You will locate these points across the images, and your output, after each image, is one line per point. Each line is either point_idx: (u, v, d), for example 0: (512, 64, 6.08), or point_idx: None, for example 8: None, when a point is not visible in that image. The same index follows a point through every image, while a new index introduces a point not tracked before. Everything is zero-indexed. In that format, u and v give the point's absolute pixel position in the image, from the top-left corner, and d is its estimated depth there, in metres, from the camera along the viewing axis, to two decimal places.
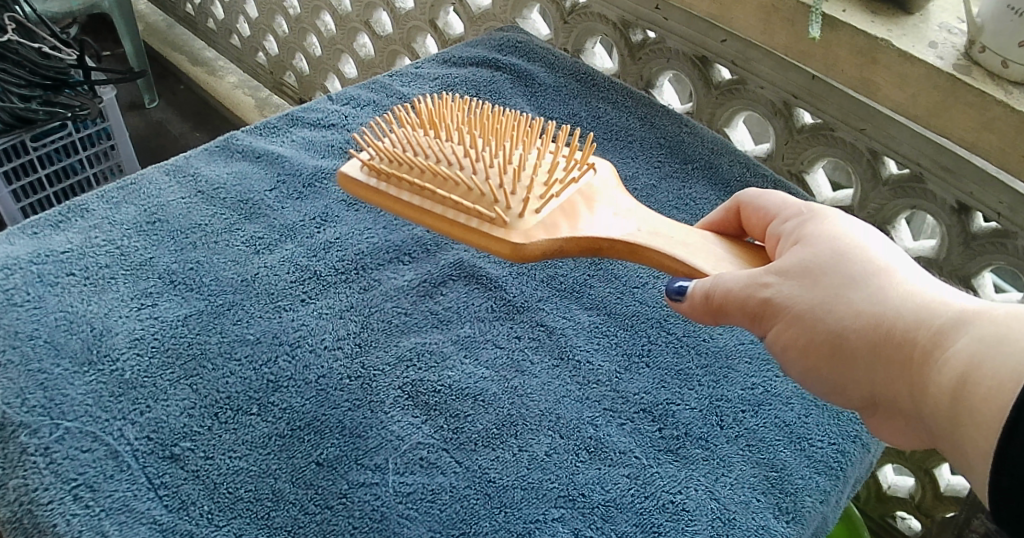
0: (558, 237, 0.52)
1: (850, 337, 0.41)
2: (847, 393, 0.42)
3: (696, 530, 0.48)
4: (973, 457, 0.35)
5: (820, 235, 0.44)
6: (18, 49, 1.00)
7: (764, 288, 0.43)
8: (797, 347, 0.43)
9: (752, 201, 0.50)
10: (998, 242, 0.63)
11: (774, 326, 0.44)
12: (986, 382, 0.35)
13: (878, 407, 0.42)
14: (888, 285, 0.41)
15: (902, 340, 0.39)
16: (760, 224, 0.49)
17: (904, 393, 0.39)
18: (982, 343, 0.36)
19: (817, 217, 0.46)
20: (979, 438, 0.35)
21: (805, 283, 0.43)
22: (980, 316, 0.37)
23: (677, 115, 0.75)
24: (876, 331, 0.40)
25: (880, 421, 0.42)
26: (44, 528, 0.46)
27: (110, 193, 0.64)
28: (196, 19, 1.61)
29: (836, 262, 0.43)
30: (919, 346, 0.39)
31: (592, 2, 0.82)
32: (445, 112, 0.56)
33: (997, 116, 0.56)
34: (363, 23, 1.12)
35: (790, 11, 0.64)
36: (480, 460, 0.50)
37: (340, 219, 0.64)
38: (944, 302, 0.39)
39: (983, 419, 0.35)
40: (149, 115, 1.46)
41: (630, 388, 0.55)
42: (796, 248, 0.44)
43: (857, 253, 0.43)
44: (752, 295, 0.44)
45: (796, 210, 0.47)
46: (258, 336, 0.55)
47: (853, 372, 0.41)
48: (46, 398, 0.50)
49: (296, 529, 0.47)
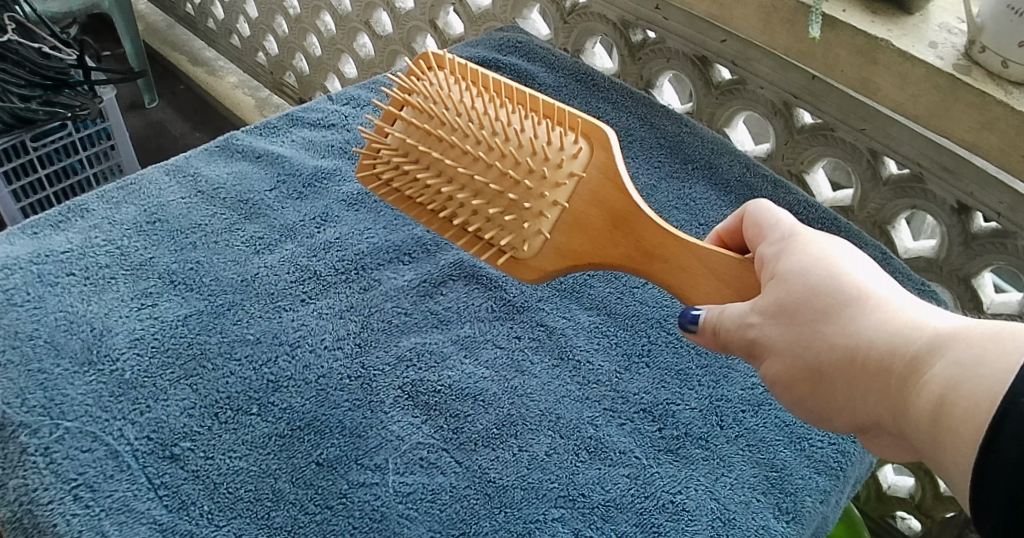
0: (564, 257, 0.51)
1: (835, 368, 0.40)
2: (835, 421, 0.41)
3: (696, 530, 0.48)
4: (956, 478, 0.34)
5: (799, 262, 0.42)
6: (18, 49, 1.00)
7: (750, 328, 0.42)
8: (786, 382, 0.42)
9: (755, 213, 0.47)
10: (997, 243, 0.63)
11: (763, 362, 0.42)
12: (965, 409, 0.34)
13: (866, 432, 0.40)
14: (867, 311, 0.39)
15: (880, 366, 0.38)
16: (751, 241, 0.47)
17: (887, 417, 0.38)
18: (958, 366, 0.35)
19: (793, 241, 0.43)
20: (961, 460, 0.34)
21: (787, 319, 0.41)
22: (955, 338, 0.36)
23: (677, 115, 0.75)
24: (856, 359, 0.39)
25: (873, 443, 0.41)
26: (44, 528, 0.46)
27: (110, 193, 0.64)
28: (196, 19, 1.61)
29: (822, 290, 0.41)
30: (901, 372, 0.37)
31: (591, 2, 0.82)
32: (432, 103, 0.53)
33: (997, 116, 0.56)
34: (364, 23, 1.12)
35: (790, 11, 0.64)
36: (480, 460, 0.50)
37: (340, 219, 0.64)
38: (922, 324, 0.38)
39: (961, 442, 0.34)
40: (149, 115, 1.46)
41: (630, 388, 0.55)
42: (774, 279, 0.43)
43: (836, 278, 0.41)
44: (739, 337, 0.42)
45: (777, 231, 0.45)
46: (258, 335, 0.55)
47: (838, 401, 0.40)
48: (46, 398, 0.50)
49: (296, 529, 0.47)
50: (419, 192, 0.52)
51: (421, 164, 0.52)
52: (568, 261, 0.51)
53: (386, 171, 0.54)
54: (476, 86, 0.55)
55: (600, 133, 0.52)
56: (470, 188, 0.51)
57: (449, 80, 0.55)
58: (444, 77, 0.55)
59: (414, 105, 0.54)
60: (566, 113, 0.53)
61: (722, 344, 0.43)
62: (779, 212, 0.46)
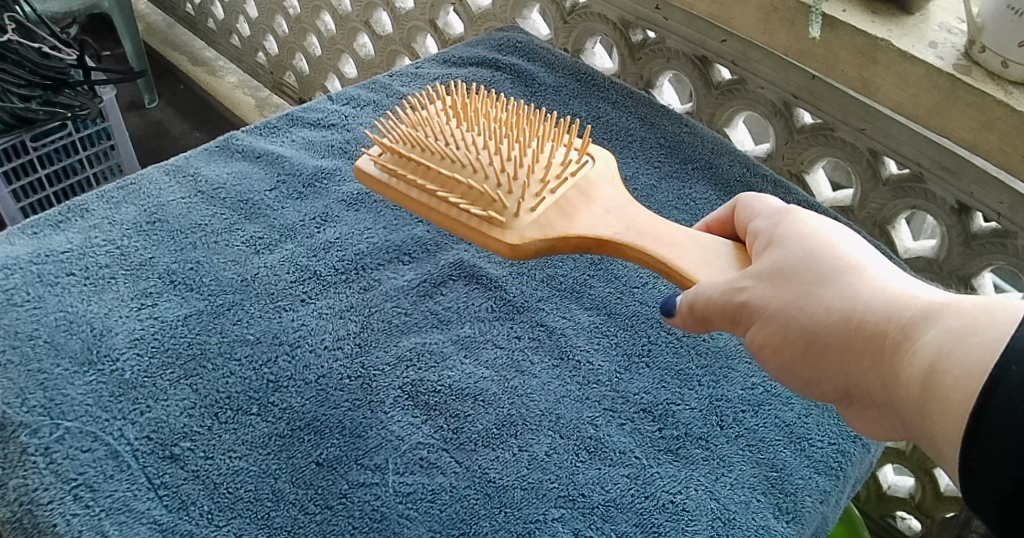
0: (551, 236, 0.53)
1: (825, 333, 0.41)
2: (823, 386, 0.42)
3: (696, 530, 0.48)
4: (942, 445, 0.35)
5: (793, 234, 0.45)
6: (18, 49, 1.00)
7: (740, 287, 0.44)
8: (772, 344, 0.43)
9: (751, 203, 0.50)
10: (997, 242, 0.63)
11: (749, 324, 0.44)
12: (953, 374, 0.35)
13: (852, 401, 0.42)
14: (857, 281, 0.41)
15: (871, 333, 0.39)
16: (744, 229, 0.50)
17: (878, 385, 0.39)
18: (949, 333, 0.36)
19: (787, 219, 0.46)
20: (947, 425, 0.35)
21: (780, 281, 0.43)
22: (947, 308, 0.37)
23: (677, 115, 0.75)
24: (848, 325, 0.40)
25: (856, 414, 0.42)
26: (44, 528, 0.46)
27: (110, 193, 0.64)
28: (196, 19, 1.61)
29: (813, 259, 0.43)
30: (890, 338, 0.38)
31: (591, 3, 0.82)
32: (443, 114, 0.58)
33: (997, 116, 0.56)
34: (363, 23, 1.12)
35: (790, 11, 0.64)
36: (480, 460, 0.50)
37: (340, 219, 0.64)
38: (913, 296, 0.39)
39: (949, 407, 0.34)
40: (149, 115, 1.46)
41: (630, 388, 0.55)
42: (769, 248, 0.45)
43: (829, 250, 0.43)
44: (729, 300, 0.44)
45: (769, 212, 0.48)
46: (258, 336, 0.55)
47: (827, 365, 0.41)
48: (46, 398, 0.50)
49: (296, 529, 0.47)
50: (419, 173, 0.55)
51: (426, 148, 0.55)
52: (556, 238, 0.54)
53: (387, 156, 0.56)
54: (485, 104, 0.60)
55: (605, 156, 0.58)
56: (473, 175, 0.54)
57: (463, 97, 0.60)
58: (457, 96, 0.60)
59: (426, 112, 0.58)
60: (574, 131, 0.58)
61: (708, 310, 0.45)
62: (770, 199, 0.49)
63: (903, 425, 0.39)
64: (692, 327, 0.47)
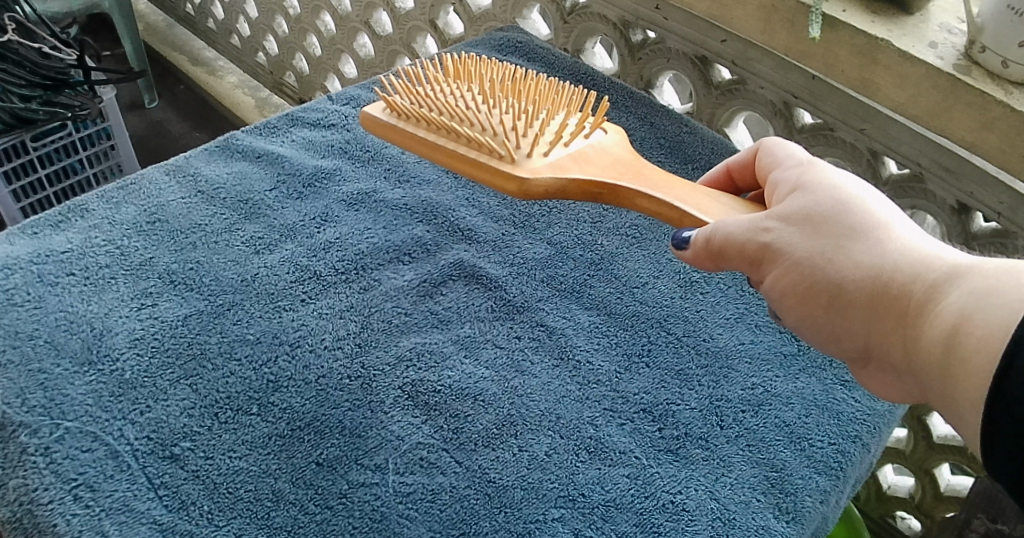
0: (563, 177, 0.54)
1: (849, 286, 0.42)
2: (842, 343, 0.43)
3: (696, 530, 0.48)
4: (964, 407, 0.36)
5: (819, 183, 0.45)
6: (18, 49, 1.00)
7: (765, 233, 0.44)
8: (794, 293, 0.44)
9: (770, 145, 0.50)
10: (998, 242, 0.63)
11: (771, 271, 0.44)
12: (976, 335, 0.36)
13: (871, 357, 0.43)
14: (885, 238, 0.42)
15: (898, 292, 0.40)
16: (762, 170, 0.50)
17: (899, 346, 0.40)
18: (973, 295, 0.37)
19: (809, 169, 0.46)
20: (971, 387, 0.36)
21: (807, 231, 0.43)
22: (971, 270, 0.38)
23: (678, 115, 0.76)
24: (874, 281, 0.41)
25: (872, 372, 0.43)
26: (44, 528, 0.46)
27: (110, 193, 0.64)
28: (196, 19, 1.61)
29: (838, 209, 0.43)
30: (915, 299, 0.39)
31: (592, 2, 0.82)
32: (472, 72, 0.60)
33: (997, 116, 0.56)
34: (363, 23, 1.12)
35: (790, 11, 0.64)
36: (480, 460, 0.50)
37: (340, 219, 0.64)
38: (938, 257, 0.40)
39: (974, 369, 0.35)
40: (149, 115, 1.46)
41: (630, 388, 0.55)
42: (794, 196, 0.45)
43: (856, 204, 0.43)
44: (751, 242, 0.44)
45: (793, 160, 0.48)
46: (258, 336, 0.55)
47: (849, 321, 0.42)
48: (46, 398, 0.50)
49: (296, 529, 0.47)
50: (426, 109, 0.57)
51: (435, 90, 0.58)
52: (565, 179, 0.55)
53: (395, 97, 0.58)
54: (506, 71, 0.62)
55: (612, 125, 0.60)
56: (482, 117, 0.56)
57: (486, 65, 0.62)
58: (482, 63, 0.62)
59: (453, 70, 0.60)
60: (581, 92, 0.61)
61: (726, 255, 0.45)
62: (793, 147, 0.49)
63: (920, 388, 0.40)
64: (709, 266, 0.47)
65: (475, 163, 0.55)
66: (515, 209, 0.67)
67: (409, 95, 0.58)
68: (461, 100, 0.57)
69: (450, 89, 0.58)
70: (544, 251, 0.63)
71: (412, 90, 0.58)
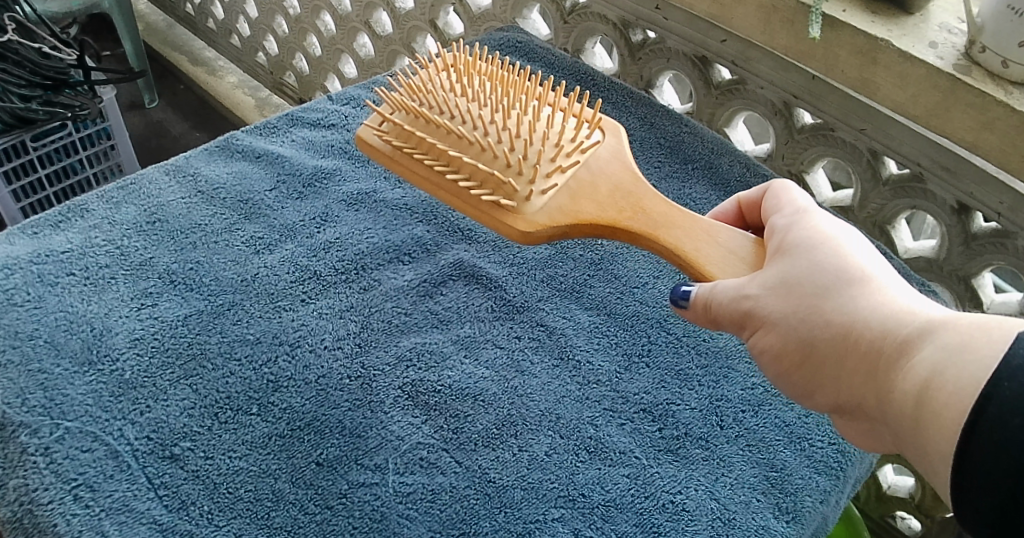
0: (562, 220, 0.55)
1: (825, 344, 0.41)
2: (819, 397, 0.43)
3: (696, 530, 0.48)
4: (934, 461, 0.36)
5: (803, 239, 0.45)
6: (18, 49, 1.00)
7: (746, 299, 0.44)
8: (773, 352, 0.43)
9: (780, 190, 0.50)
10: (997, 243, 0.63)
11: (753, 331, 0.44)
12: (947, 390, 0.35)
13: (847, 411, 0.42)
14: (862, 293, 0.41)
15: (872, 347, 0.40)
16: (765, 214, 0.50)
17: (872, 401, 0.40)
18: (944, 351, 0.37)
19: (801, 218, 0.46)
20: (940, 443, 0.35)
21: (787, 289, 0.43)
22: (945, 325, 0.38)
23: (678, 115, 0.75)
24: (849, 337, 0.41)
25: (849, 426, 0.43)
26: (44, 528, 0.46)
27: (110, 193, 0.64)
28: (196, 18, 1.61)
29: (820, 265, 0.43)
30: (887, 354, 0.39)
31: (592, 2, 0.82)
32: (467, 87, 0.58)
33: (997, 116, 0.56)
34: (363, 23, 1.12)
35: (790, 11, 0.64)
36: (480, 460, 0.50)
37: (340, 219, 0.64)
38: (914, 311, 0.40)
39: (942, 424, 0.35)
40: (149, 115, 1.46)
41: (630, 388, 0.55)
42: (778, 259, 0.45)
43: (839, 257, 0.43)
44: (734, 304, 0.44)
45: (791, 206, 0.48)
46: (258, 336, 0.55)
47: (826, 378, 0.42)
48: (46, 398, 0.50)
49: (296, 529, 0.47)
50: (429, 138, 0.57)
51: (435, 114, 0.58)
52: (565, 219, 0.55)
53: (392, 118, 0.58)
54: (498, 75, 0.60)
55: (615, 127, 0.59)
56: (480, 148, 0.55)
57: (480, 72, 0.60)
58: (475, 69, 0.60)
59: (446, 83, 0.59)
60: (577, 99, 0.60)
61: (712, 317, 0.45)
62: (797, 192, 0.49)
63: (894, 439, 0.40)
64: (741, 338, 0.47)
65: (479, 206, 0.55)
66: None
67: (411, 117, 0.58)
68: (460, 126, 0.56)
69: (451, 113, 0.58)
70: (544, 251, 0.63)
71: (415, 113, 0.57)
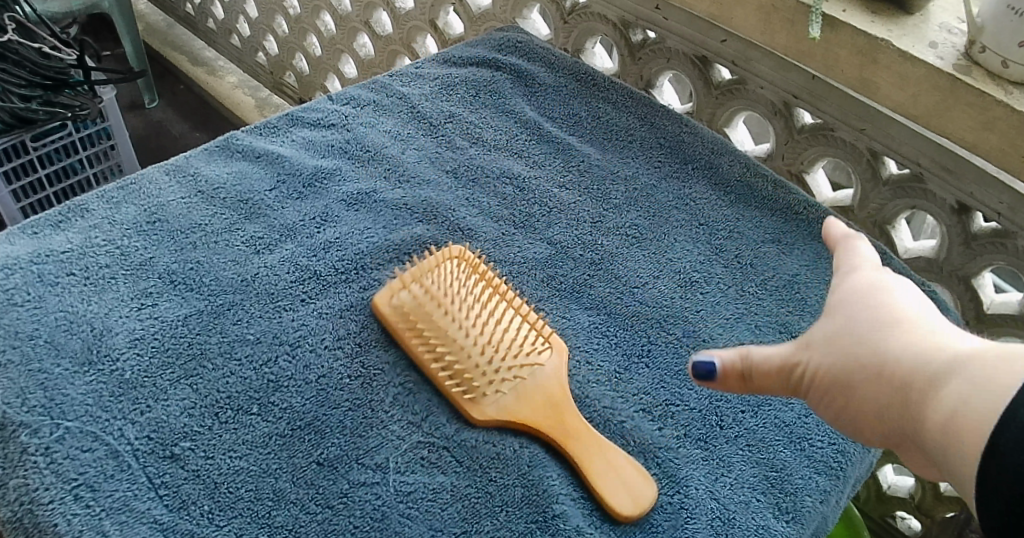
0: None
1: (871, 396, 0.39)
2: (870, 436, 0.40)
3: (697, 530, 0.48)
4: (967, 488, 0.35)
5: (851, 291, 0.42)
6: (18, 49, 1.00)
7: (794, 361, 0.41)
8: (825, 401, 0.40)
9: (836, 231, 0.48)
10: (997, 242, 0.63)
11: (801, 389, 0.41)
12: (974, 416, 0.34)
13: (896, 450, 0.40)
14: (903, 332, 0.39)
15: (904, 382, 0.38)
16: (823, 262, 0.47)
17: (914, 445, 0.38)
18: (982, 384, 0.35)
19: (852, 258, 0.45)
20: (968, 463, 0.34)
21: (833, 344, 0.40)
22: (980, 358, 0.36)
23: (678, 115, 0.76)
24: (885, 375, 0.38)
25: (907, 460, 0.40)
26: (44, 528, 0.46)
27: (110, 193, 0.64)
28: (196, 18, 1.61)
29: (862, 310, 0.41)
30: (921, 383, 0.37)
31: (591, 3, 0.82)
32: None
33: (997, 116, 0.56)
34: (363, 23, 1.12)
35: (790, 11, 0.65)
36: (480, 459, 0.50)
37: (340, 219, 0.64)
38: (952, 345, 0.38)
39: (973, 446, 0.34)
40: (149, 115, 1.46)
41: (630, 388, 0.55)
42: (820, 320, 0.42)
43: (880, 299, 0.41)
44: (775, 364, 0.41)
45: (852, 259, 0.45)
46: (258, 335, 0.55)
47: (868, 416, 0.39)
48: (46, 398, 0.50)
49: (296, 529, 0.47)
50: (409, 317, 0.56)
51: (430, 310, 0.55)
52: None
53: None
54: None
55: None
56: None
57: None
58: None
59: None
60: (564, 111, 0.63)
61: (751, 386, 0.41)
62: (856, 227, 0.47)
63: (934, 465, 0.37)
64: (638, 515, 0.48)
65: (434, 374, 0.53)
66: (515, 208, 0.67)
67: (410, 283, 0.57)
68: (448, 321, 0.55)
69: (448, 311, 0.55)
70: (544, 251, 0.63)
71: (418, 273, 0.57)
